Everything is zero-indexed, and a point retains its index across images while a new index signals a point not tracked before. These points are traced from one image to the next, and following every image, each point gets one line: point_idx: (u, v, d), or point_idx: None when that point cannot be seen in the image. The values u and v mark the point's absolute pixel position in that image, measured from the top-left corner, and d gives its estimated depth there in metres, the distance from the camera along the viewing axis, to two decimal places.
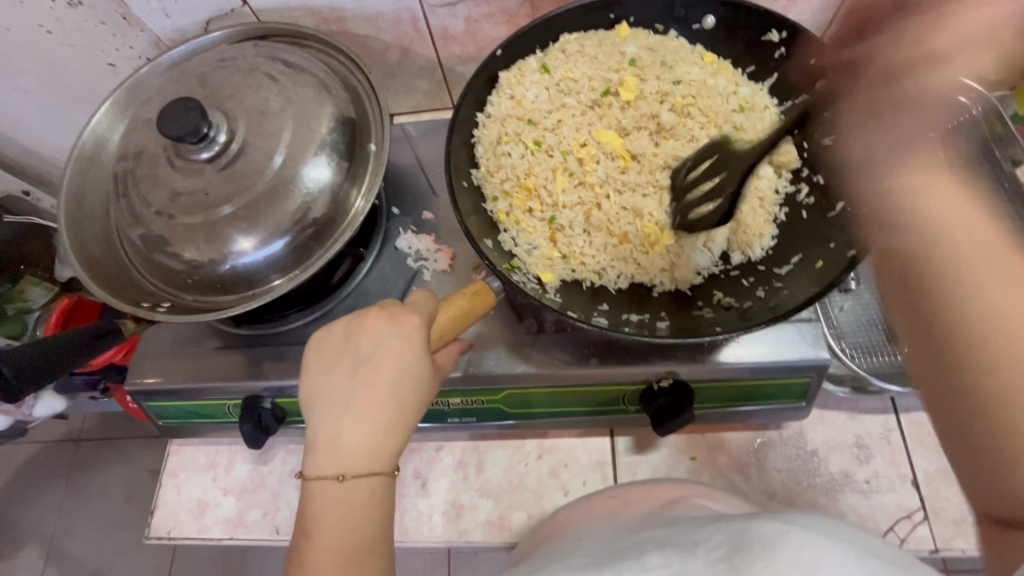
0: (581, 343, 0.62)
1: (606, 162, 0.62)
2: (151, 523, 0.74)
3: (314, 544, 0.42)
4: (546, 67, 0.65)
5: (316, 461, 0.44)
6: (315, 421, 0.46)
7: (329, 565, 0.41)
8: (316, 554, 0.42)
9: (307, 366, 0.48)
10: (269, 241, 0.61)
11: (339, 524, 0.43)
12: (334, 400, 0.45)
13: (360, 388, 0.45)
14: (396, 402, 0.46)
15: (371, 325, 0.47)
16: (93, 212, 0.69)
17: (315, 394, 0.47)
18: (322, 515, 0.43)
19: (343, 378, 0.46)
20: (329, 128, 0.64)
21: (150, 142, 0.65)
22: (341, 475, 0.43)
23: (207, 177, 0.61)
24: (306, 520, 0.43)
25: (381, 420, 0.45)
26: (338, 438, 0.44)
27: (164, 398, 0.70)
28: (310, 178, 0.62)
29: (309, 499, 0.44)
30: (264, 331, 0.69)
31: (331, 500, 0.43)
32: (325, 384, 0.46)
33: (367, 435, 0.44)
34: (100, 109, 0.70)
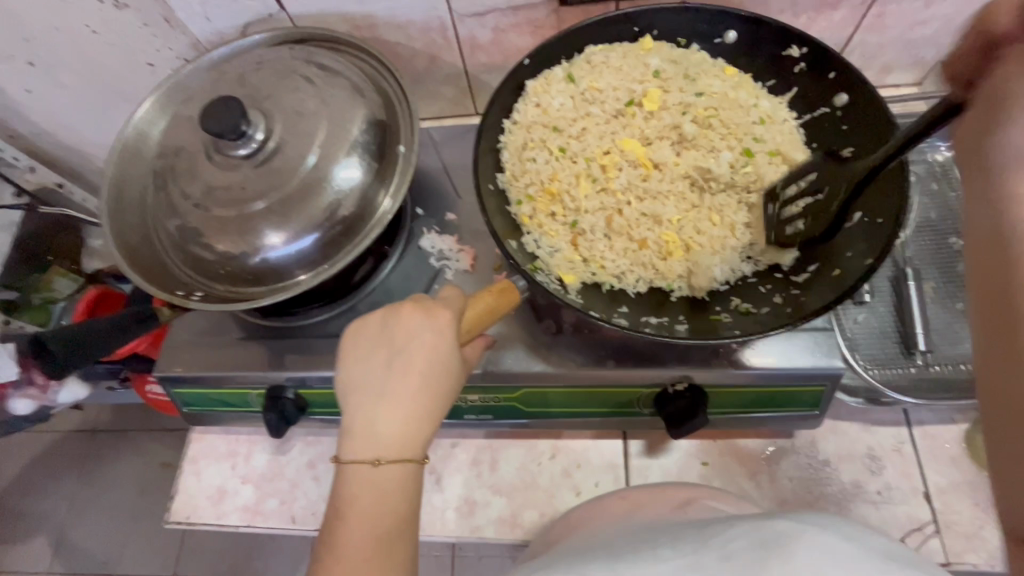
0: (598, 344, 0.64)
1: (628, 170, 0.63)
2: (172, 507, 0.76)
3: (347, 524, 0.44)
4: (572, 77, 0.68)
5: (351, 445, 0.46)
6: (351, 407, 0.47)
7: (363, 544, 0.43)
8: (351, 534, 0.44)
9: (343, 355, 0.50)
10: (300, 236, 0.64)
11: (372, 506, 0.44)
12: (370, 388, 0.47)
13: (394, 377, 0.47)
14: (428, 391, 0.47)
15: (405, 318, 0.49)
16: (131, 204, 0.71)
17: (351, 381, 0.48)
18: (356, 496, 0.45)
19: (378, 367, 0.48)
20: (361, 130, 0.67)
21: (189, 140, 0.67)
22: (376, 459, 0.45)
23: (243, 173, 0.64)
24: (340, 502, 0.45)
25: (413, 407, 0.47)
26: (374, 425, 0.46)
27: (190, 386, 0.72)
28: (341, 177, 0.65)
29: (342, 482, 0.45)
30: (289, 324, 0.72)
31: (365, 483, 0.45)
32: (362, 372, 0.48)
33: (402, 422, 0.46)
34: (143, 106, 0.73)
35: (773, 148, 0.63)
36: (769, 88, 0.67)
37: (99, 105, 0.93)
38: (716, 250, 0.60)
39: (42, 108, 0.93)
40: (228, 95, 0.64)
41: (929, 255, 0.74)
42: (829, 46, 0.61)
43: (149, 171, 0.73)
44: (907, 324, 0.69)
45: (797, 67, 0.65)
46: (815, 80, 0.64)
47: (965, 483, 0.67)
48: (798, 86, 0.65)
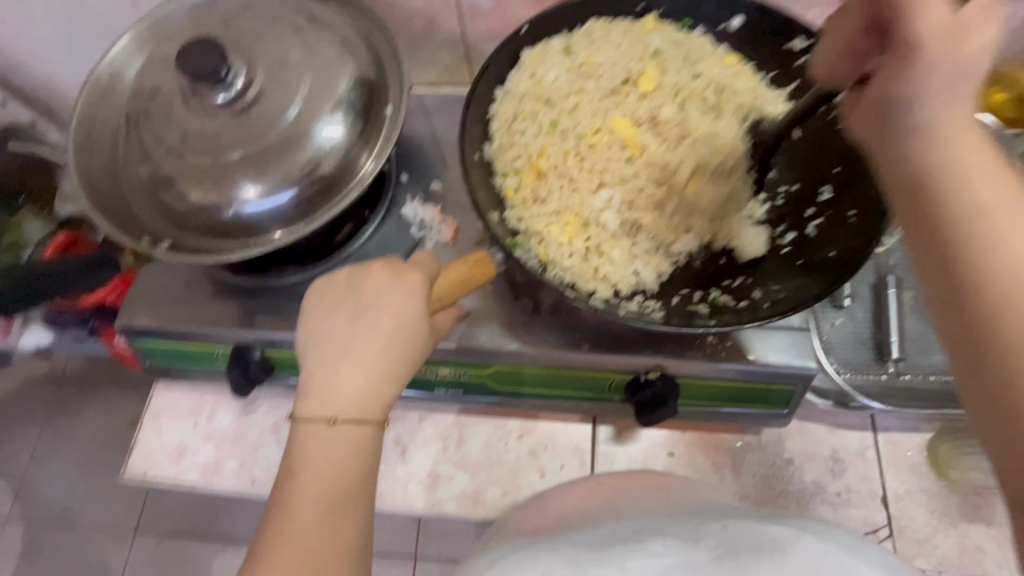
0: (574, 327, 0.63)
1: (617, 150, 0.61)
2: (129, 461, 0.74)
3: (300, 485, 0.43)
4: (570, 50, 0.66)
5: (310, 404, 0.44)
6: (312, 366, 0.46)
7: (314, 503, 0.42)
8: (303, 493, 0.43)
9: (307, 311, 0.48)
10: (275, 191, 0.61)
11: (327, 468, 0.43)
12: (334, 347, 0.46)
13: (358, 337, 0.45)
14: (394, 355, 0.46)
15: (374, 277, 0.47)
16: (101, 145, 0.68)
17: (313, 339, 0.47)
18: (310, 457, 0.43)
19: (343, 327, 0.46)
20: (348, 87, 0.64)
21: (165, 82, 0.64)
22: (335, 420, 0.44)
23: (217, 121, 0.61)
24: (295, 461, 0.44)
25: (376, 369, 0.45)
26: (336, 385, 0.45)
27: (154, 339, 0.70)
28: (322, 134, 0.62)
29: (299, 442, 0.44)
30: (259, 283, 0.69)
31: (322, 443, 0.44)
32: (325, 330, 0.47)
33: (364, 384, 0.45)
34: (120, 41, 0.70)
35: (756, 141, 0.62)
36: (771, 79, 0.65)
37: (79, 41, 0.89)
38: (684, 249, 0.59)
39: (16, 38, 0.89)
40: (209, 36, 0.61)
41: (911, 265, 0.74)
42: None
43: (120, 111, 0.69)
44: (883, 331, 0.69)
45: (800, 59, 0.63)
46: None
47: (922, 490, 0.68)
48: (799, 80, 0.64)
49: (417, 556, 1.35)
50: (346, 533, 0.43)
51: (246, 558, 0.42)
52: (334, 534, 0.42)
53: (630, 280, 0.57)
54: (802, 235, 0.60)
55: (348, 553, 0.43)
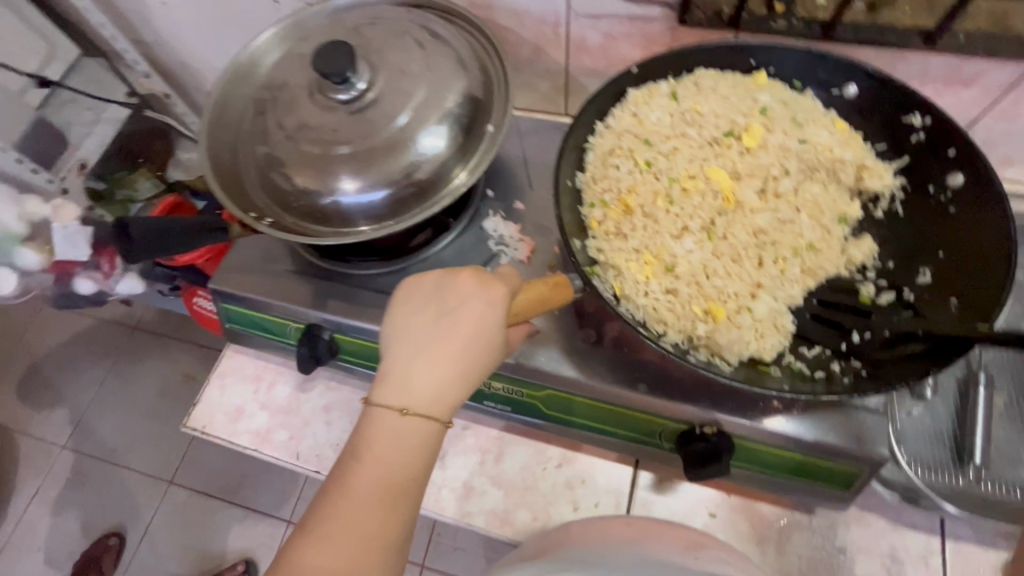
0: (634, 366, 0.62)
1: (709, 197, 0.61)
2: (192, 413, 0.79)
3: (362, 466, 0.45)
4: (675, 95, 0.67)
5: (385, 391, 0.46)
6: (392, 356, 0.48)
7: (372, 487, 0.44)
8: (363, 475, 0.44)
9: (394, 304, 0.50)
10: (372, 188, 0.65)
11: (391, 455, 0.45)
12: (414, 341, 0.48)
13: (438, 336, 0.47)
14: (468, 359, 0.47)
15: (461, 282, 0.49)
16: (229, 123, 0.75)
17: (396, 330, 0.49)
18: (376, 443, 0.45)
19: (426, 325, 0.48)
20: (456, 103, 0.68)
21: (294, 77, 0.70)
22: (405, 411, 0.45)
23: (336, 116, 0.66)
24: (360, 443, 0.46)
25: (450, 371, 0.47)
26: (411, 379, 0.46)
27: (238, 305, 0.76)
28: (425, 143, 0.66)
29: (367, 426, 0.46)
30: (338, 269, 0.73)
31: (389, 431, 0.45)
32: (408, 324, 0.48)
33: (437, 383, 0.46)
34: (264, 35, 0.77)
35: (845, 213, 0.62)
36: (879, 151, 0.64)
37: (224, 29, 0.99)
38: (765, 319, 0.56)
39: (174, 23, 1.00)
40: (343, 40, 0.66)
41: (1006, 365, 0.69)
42: (955, 121, 0.58)
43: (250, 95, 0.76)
44: (966, 431, 0.64)
45: (916, 135, 0.62)
46: (928, 154, 0.61)
47: None
48: (911, 155, 0.62)
49: (424, 566, 1.34)
50: (393, 524, 0.44)
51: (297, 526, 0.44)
52: (382, 522, 0.43)
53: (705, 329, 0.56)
54: (893, 316, 0.57)
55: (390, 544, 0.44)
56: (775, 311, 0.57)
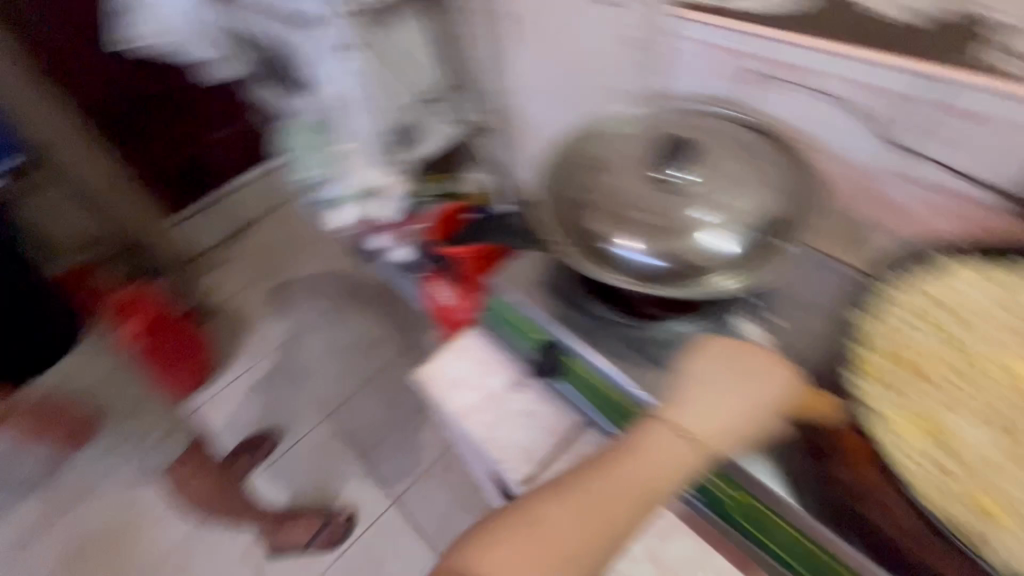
0: (856, 519, 0.60)
1: (1011, 391, 0.59)
2: (426, 366, 0.96)
3: (641, 456, 0.58)
4: (999, 279, 0.66)
5: (671, 413, 0.61)
6: (684, 390, 0.63)
7: (644, 475, 0.57)
8: (640, 462, 0.57)
9: (699, 351, 0.65)
10: (652, 256, 0.76)
11: (664, 461, 0.57)
12: (708, 389, 0.62)
13: (730, 395, 0.61)
14: (743, 423, 0.60)
15: (759, 365, 0.63)
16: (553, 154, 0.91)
17: (696, 375, 0.63)
18: (657, 446, 0.58)
19: (722, 381, 0.62)
20: (755, 220, 0.76)
21: (627, 146, 0.85)
22: (684, 433, 0.59)
23: (644, 190, 0.79)
24: (643, 439, 0.59)
25: (728, 424, 0.60)
26: (695, 414, 0.60)
27: (506, 301, 0.91)
28: (713, 242, 0.76)
29: (648, 430, 0.60)
30: (581, 302, 0.85)
31: (671, 442, 0.59)
32: (707, 375, 0.63)
33: (716, 430, 0.59)
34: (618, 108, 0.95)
35: None
36: None
37: (572, 106, 1.28)
38: None
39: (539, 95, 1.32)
40: (688, 143, 0.81)
41: None
42: None
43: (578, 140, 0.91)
44: None
45: None
46: None
47: None
48: None
49: None
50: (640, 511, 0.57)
51: (569, 471, 0.60)
52: (634, 505, 0.56)
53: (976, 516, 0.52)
54: None
55: (631, 525, 0.56)
56: None
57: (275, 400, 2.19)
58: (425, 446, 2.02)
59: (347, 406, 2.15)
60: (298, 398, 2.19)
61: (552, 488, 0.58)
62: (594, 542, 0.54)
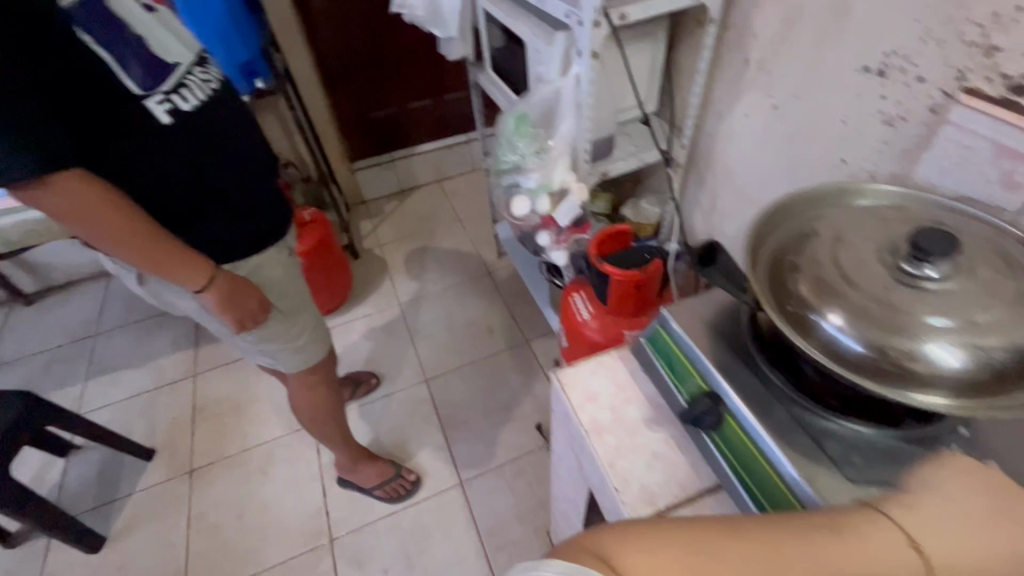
0: None
1: None
2: (566, 370, 0.97)
3: (871, 541, 0.52)
4: None
5: (906, 517, 0.55)
6: (919, 501, 0.58)
7: (877, 560, 0.50)
8: (871, 546, 0.51)
9: (928, 475, 0.62)
10: (856, 339, 0.69)
11: (898, 561, 0.51)
12: (950, 511, 0.56)
13: (979, 527, 0.55)
14: (989, 565, 0.53)
15: (1011, 513, 0.57)
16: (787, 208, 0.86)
17: (932, 493, 0.59)
18: (891, 539, 0.52)
19: (968, 510, 0.57)
20: (1005, 349, 0.65)
21: (871, 225, 0.77)
22: (922, 540, 0.53)
23: (877, 272, 0.71)
24: (874, 527, 0.54)
25: (973, 558, 0.53)
26: (937, 530, 0.54)
27: (670, 334, 0.88)
28: (941, 352, 0.65)
29: (876, 521, 0.54)
30: (755, 360, 0.80)
31: (906, 544, 0.52)
32: (949, 497, 0.58)
33: (958, 558, 0.53)
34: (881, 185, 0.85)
35: None
36: None
37: (792, 168, 1.20)
38: None
39: (755, 148, 1.28)
40: (948, 237, 0.70)
41: None
42: None
43: (818, 206, 0.85)
44: None
45: None
46: None
47: None
48: None
49: None
50: None
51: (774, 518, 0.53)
52: None
53: None
54: None
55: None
56: None
57: (386, 349, 2.36)
58: (502, 444, 2.04)
59: (444, 379, 2.25)
60: (405, 354, 2.33)
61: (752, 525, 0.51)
62: None
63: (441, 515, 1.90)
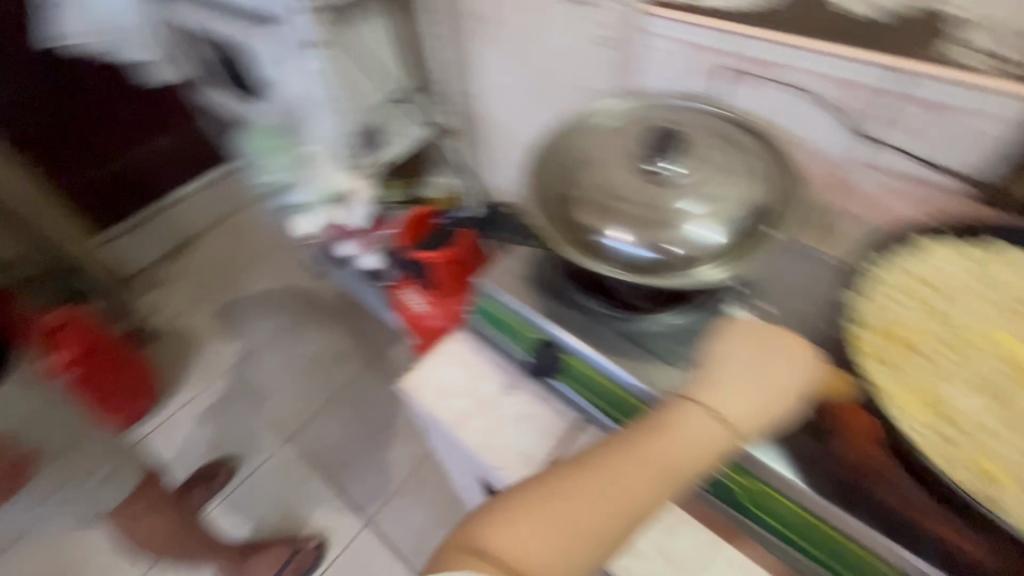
0: (862, 495, 0.61)
1: (995, 361, 0.63)
2: (411, 375, 0.91)
3: (670, 436, 0.57)
4: (974, 259, 0.69)
5: (702, 395, 0.60)
6: (713, 373, 0.62)
7: (673, 453, 0.56)
8: (669, 440, 0.57)
9: (727, 332, 0.65)
10: (641, 246, 0.76)
11: (693, 443, 0.57)
12: (737, 366, 0.62)
13: (760, 371, 0.61)
14: (773, 402, 0.60)
15: (789, 343, 0.62)
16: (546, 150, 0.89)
17: (724, 354, 0.63)
18: (686, 425, 0.58)
19: (752, 359, 0.62)
20: (742, 207, 0.77)
21: (616, 142, 0.84)
22: (714, 411, 0.59)
23: (633, 181, 0.79)
24: (673, 419, 0.59)
25: (760, 403, 0.59)
26: (726, 394, 0.60)
27: (491, 300, 0.88)
28: (701, 230, 0.76)
29: (679, 410, 0.59)
30: (574, 296, 0.83)
31: (699, 421, 0.58)
32: (735, 354, 0.63)
33: (746, 410, 0.59)
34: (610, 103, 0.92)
35: None
36: None
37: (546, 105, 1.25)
38: None
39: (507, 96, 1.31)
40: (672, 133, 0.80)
41: None
42: None
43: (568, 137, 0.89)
44: None
45: None
46: None
47: None
48: None
49: None
50: (668, 489, 0.55)
51: (587, 449, 0.58)
52: (661, 481, 0.55)
53: (979, 481, 0.54)
54: None
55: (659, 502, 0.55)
56: None
57: (229, 426, 2.04)
58: (395, 464, 1.93)
59: (309, 428, 2.03)
60: (254, 422, 2.05)
61: (579, 465, 0.56)
62: (609, 520, 0.53)
63: (359, 564, 1.75)
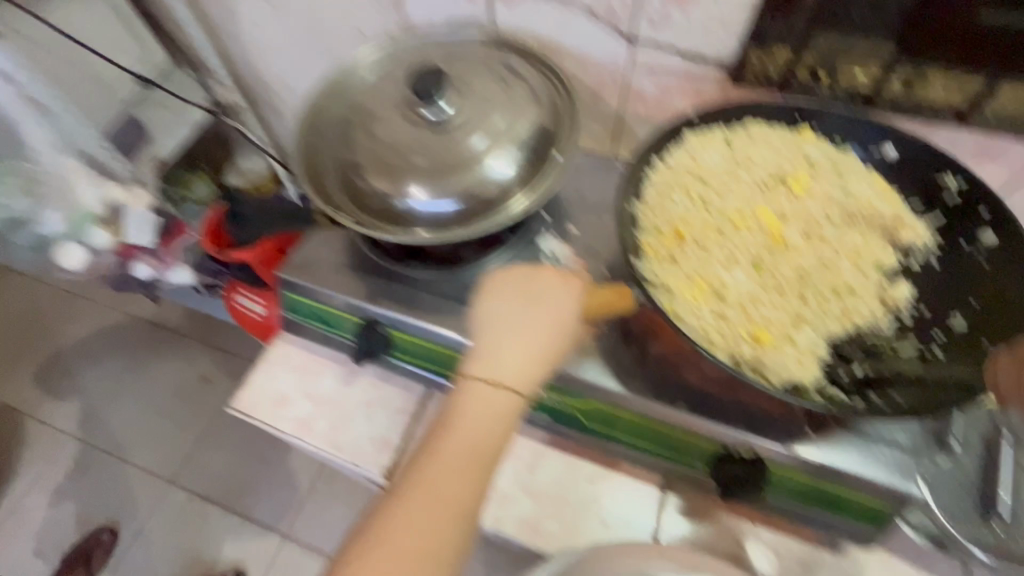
0: (675, 387, 0.66)
1: (757, 233, 0.68)
2: (238, 397, 0.82)
3: (455, 430, 0.51)
4: (730, 142, 0.73)
5: (478, 369, 0.54)
6: (485, 341, 0.56)
7: (465, 448, 0.50)
8: (457, 438, 0.51)
9: (486, 290, 0.58)
10: (439, 198, 0.72)
11: (483, 425, 0.51)
12: (504, 322, 0.56)
13: (525, 316, 0.55)
14: (551, 340, 0.55)
15: (545, 276, 0.58)
16: (315, 121, 0.79)
17: (486, 314, 0.57)
18: (469, 411, 0.52)
19: (516, 309, 0.56)
20: (526, 136, 0.74)
21: (385, 94, 0.76)
22: (494, 381, 0.53)
23: (411, 131, 0.73)
24: (455, 412, 0.52)
25: (539, 351, 0.55)
26: (501, 358, 0.54)
27: (300, 294, 0.80)
28: (495, 166, 0.73)
29: (460, 395, 0.53)
30: (390, 265, 0.78)
31: (481, 399, 0.52)
32: (497, 310, 0.56)
33: (525, 363, 0.54)
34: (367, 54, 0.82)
35: (880, 260, 0.66)
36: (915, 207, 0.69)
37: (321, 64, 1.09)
38: (804, 350, 0.60)
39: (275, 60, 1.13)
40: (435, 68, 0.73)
41: None
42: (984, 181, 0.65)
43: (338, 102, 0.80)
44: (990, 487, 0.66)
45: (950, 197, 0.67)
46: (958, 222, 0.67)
47: None
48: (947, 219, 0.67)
49: None
50: (478, 478, 0.50)
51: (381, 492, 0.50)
52: (466, 477, 0.49)
53: (755, 348, 0.60)
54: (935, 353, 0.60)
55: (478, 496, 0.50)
56: (816, 344, 0.61)
57: None
58: None
59: None
60: None
61: (373, 516, 0.48)
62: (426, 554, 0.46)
63: None
